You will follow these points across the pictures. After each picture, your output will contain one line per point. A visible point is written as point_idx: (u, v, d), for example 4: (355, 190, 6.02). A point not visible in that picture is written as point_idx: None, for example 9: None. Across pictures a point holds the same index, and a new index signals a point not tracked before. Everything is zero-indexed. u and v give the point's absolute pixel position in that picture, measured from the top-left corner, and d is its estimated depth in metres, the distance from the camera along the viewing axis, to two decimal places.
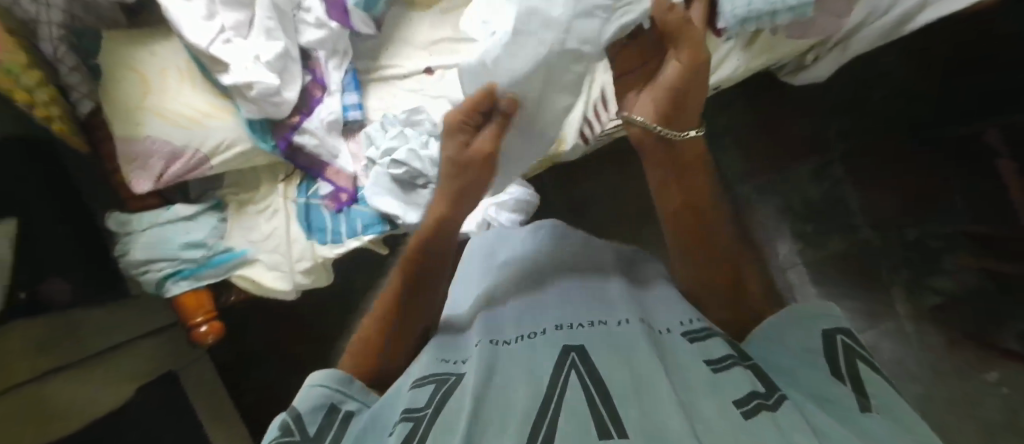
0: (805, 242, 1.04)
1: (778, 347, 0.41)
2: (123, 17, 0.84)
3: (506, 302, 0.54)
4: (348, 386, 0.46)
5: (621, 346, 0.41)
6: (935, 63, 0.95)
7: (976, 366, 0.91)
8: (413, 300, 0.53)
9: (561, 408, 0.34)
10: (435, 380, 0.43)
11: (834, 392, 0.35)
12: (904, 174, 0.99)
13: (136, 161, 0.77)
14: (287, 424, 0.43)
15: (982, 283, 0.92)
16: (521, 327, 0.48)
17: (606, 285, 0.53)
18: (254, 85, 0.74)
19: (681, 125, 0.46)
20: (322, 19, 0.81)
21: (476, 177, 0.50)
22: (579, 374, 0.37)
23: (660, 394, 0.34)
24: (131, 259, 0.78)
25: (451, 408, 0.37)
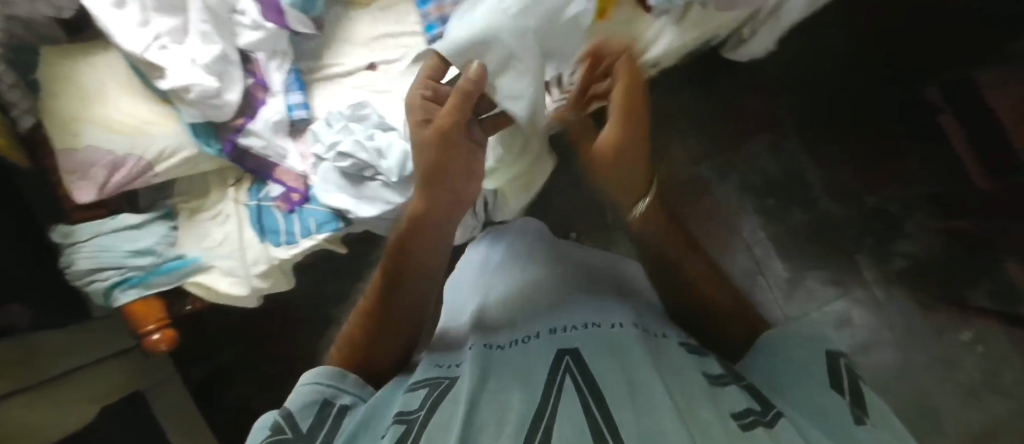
0: (768, 216, 0.98)
1: (767, 366, 0.38)
2: (63, 33, 0.79)
3: (502, 306, 0.50)
4: (342, 380, 0.40)
5: (620, 346, 0.37)
6: (871, 32, 0.94)
7: (953, 324, 0.90)
8: (394, 302, 0.44)
9: (555, 414, 0.30)
10: (427, 384, 0.38)
11: (828, 407, 0.32)
12: (866, 143, 0.95)
13: (76, 171, 0.69)
14: (278, 424, 0.37)
15: (948, 245, 0.89)
16: (514, 333, 0.44)
17: (603, 290, 0.49)
18: (192, 88, 0.68)
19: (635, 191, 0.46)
20: (259, 20, 0.74)
21: (447, 159, 0.44)
22: (574, 379, 0.33)
23: (654, 394, 0.30)
24: (76, 270, 0.70)
25: (441, 418, 0.32)
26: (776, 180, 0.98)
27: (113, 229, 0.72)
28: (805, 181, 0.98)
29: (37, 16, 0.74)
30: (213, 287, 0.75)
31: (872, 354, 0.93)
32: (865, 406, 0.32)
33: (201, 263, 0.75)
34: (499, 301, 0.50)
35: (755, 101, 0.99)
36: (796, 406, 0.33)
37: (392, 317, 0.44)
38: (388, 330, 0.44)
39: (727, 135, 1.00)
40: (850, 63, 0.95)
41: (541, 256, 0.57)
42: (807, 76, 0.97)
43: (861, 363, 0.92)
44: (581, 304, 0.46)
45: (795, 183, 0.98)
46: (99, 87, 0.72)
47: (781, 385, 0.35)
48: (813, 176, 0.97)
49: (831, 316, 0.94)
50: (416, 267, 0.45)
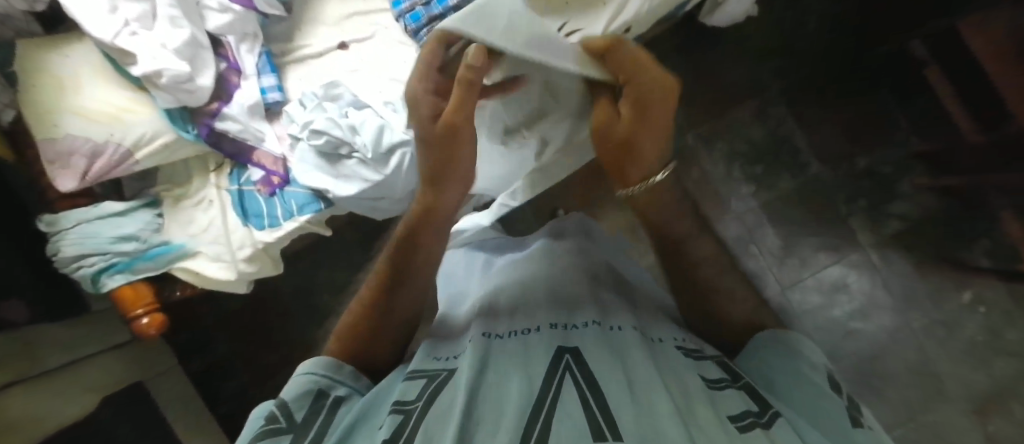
0: (759, 184, 0.97)
1: (766, 364, 0.37)
2: (42, 29, 0.78)
3: (500, 290, 0.47)
4: (338, 371, 0.39)
5: (618, 346, 0.35)
6: None
7: (952, 287, 0.91)
8: (395, 297, 0.44)
9: (554, 408, 0.28)
10: (424, 375, 0.37)
11: (828, 406, 0.32)
12: (856, 104, 0.95)
13: (56, 161, 0.69)
14: (272, 414, 0.36)
15: (942, 203, 0.91)
16: (515, 321, 0.40)
17: (600, 281, 0.46)
18: (164, 73, 0.66)
19: (638, 171, 0.41)
20: (226, 3, 0.73)
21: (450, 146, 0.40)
22: (575, 377, 0.31)
23: (655, 395, 0.29)
24: (62, 257, 0.70)
25: (440, 407, 0.31)
26: (764, 148, 0.98)
27: (97, 216, 0.72)
28: (793, 145, 0.97)
29: (11, 10, 0.72)
30: (202, 273, 0.75)
31: (872, 320, 0.93)
32: (858, 418, 0.32)
33: (185, 249, 0.74)
34: (494, 289, 0.48)
35: (737, 68, 0.99)
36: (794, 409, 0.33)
37: (392, 310, 0.44)
38: (387, 320, 0.43)
39: (712, 103, 1.00)
40: (835, 25, 0.96)
41: (542, 244, 0.54)
42: (789, 40, 0.97)
43: (860, 329, 0.93)
44: (586, 296, 0.43)
45: (781, 146, 0.97)
46: (75, 76, 0.71)
47: (778, 387, 0.35)
48: (800, 139, 0.97)
49: (826, 281, 0.95)
50: (420, 261, 0.45)
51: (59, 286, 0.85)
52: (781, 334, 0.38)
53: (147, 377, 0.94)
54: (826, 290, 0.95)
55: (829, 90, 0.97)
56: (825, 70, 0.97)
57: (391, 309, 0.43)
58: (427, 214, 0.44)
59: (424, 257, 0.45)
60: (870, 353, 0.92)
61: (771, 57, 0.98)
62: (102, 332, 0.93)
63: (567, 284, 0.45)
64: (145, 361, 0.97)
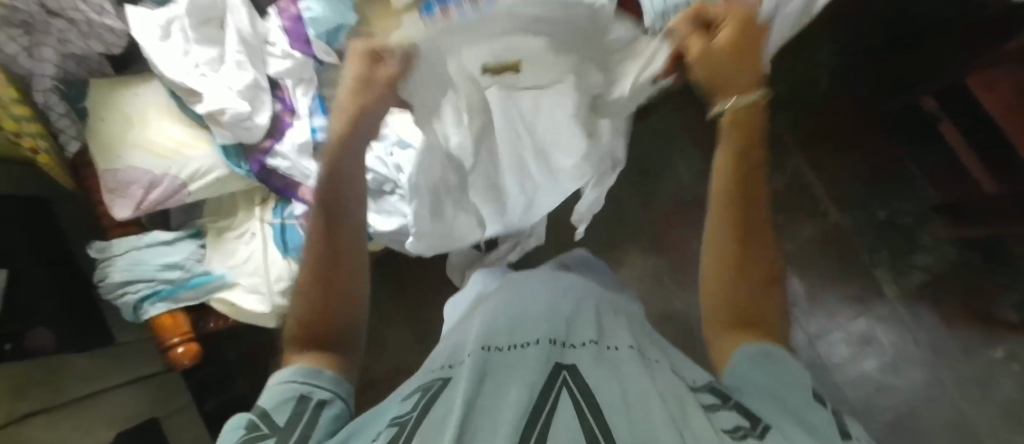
0: (781, 232, 1.07)
1: (758, 372, 0.38)
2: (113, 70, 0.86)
3: (491, 307, 0.48)
4: (317, 377, 0.40)
5: (614, 362, 0.36)
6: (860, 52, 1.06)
7: (983, 343, 0.97)
8: (339, 287, 0.46)
9: (550, 421, 0.29)
10: (420, 389, 0.36)
11: (815, 424, 0.33)
12: (860, 154, 1.06)
13: (115, 189, 0.73)
14: (253, 423, 0.35)
15: (964, 256, 0.99)
16: (515, 334, 0.40)
17: (603, 305, 0.47)
18: (226, 111, 0.73)
19: (745, 88, 0.45)
20: (288, 50, 0.79)
21: (370, 103, 0.44)
22: (572, 392, 0.32)
23: (650, 405, 0.30)
24: (109, 282, 0.74)
25: (434, 420, 0.31)
26: (785, 196, 1.08)
27: (147, 244, 0.77)
28: (812, 193, 1.07)
29: (90, 52, 0.79)
30: (237, 304, 0.78)
31: (904, 374, 0.99)
32: (847, 431, 0.33)
33: (226, 280, 0.77)
34: (498, 302, 0.48)
35: None
36: (778, 410, 0.34)
37: (333, 304, 0.46)
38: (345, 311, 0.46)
39: None
40: (841, 78, 1.07)
41: (549, 268, 0.57)
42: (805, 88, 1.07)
43: (893, 383, 0.99)
44: (587, 314, 0.44)
45: (802, 193, 1.07)
46: (142, 113, 0.78)
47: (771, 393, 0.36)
48: (820, 190, 1.07)
49: (854, 335, 1.02)
50: (347, 238, 0.47)
51: (85, 310, 0.85)
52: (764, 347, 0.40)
53: (167, 413, 0.94)
54: (856, 344, 1.01)
55: (835, 140, 1.08)
56: (833, 118, 1.08)
57: (330, 301, 0.45)
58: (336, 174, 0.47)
59: (350, 240, 0.47)
60: (906, 409, 0.97)
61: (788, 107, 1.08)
62: (134, 364, 0.94)
63: (570, 304, 0.45)
64: (166, 394, 0.98)
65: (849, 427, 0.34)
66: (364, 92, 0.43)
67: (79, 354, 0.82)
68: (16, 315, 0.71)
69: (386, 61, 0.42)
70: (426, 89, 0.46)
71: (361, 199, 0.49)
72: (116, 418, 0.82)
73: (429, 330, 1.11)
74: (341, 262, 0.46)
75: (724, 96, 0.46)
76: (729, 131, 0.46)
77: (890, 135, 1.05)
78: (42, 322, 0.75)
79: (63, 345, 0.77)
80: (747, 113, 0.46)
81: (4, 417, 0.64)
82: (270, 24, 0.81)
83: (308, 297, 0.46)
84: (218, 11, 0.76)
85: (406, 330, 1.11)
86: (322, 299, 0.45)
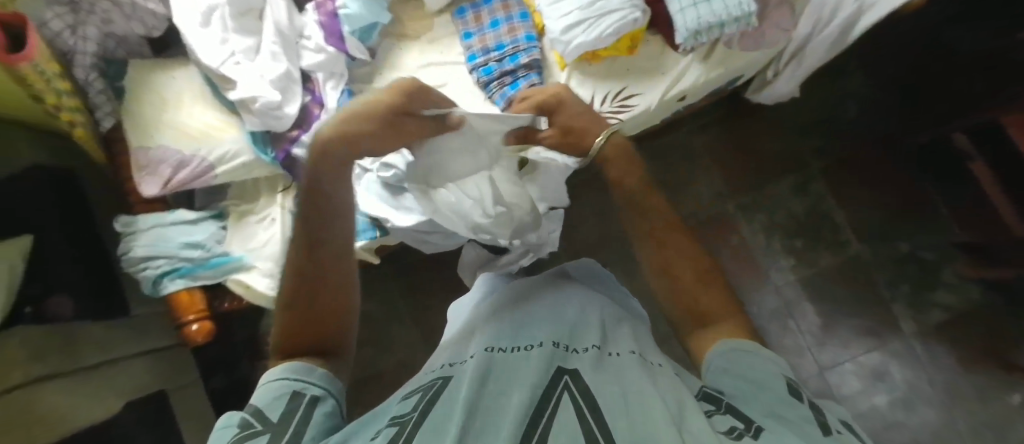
0: (797, 257, 1.05)
1: (739, 372, 0.36)
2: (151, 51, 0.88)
3: (489, 320, 0.48)
4: (309, 373, 0.38)
5: (614, 366, 0.36)
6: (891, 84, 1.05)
7: (999, 389, 0.96)
8: (323, 303, 0.43)
9: (550, 424, 0.29)
10: (421, 389, 0.37)
11: (787, 417, 0.32)
12: (885, 184, 1.05)
13: (146, 167, 0.76)
14: (246, 420, 0.34)
15: (987, 295, 0.99)
16: (518, 338, 0.41)
17: (613, 316, 0.47)
18: (258, 99, 0.75)
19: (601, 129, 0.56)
20: (322, 45, 0.82)
21: (386, 143, 0.47)
22: (573, 396, 0.32)
23: (650, 406, 0.30)
24: (132, 256, 0.76)
25: (435, 421, 0.31)
26: (806, 222, 1.06)
27: (171, 222, 0.79)
28: (832, 221, 1.06)
29: (130, 33, 0.81)
30: (253, 286, 0.79)
31: (914, 413, 0.97)
32: (826, 423, 0.31)
33: (243, 262, 0.79)
34: (500, 311, 0.49)
35: (778, 140, 1.09)
36: (762, 411, 0.33)
37: (324, 319, 0.43)
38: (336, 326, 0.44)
39: (752, 176, 1.09)
40: (869, 108, 1.06)
41: (554, 276, 0.56)
42: (829, 115, 1.07)
43: (903, 421, 0.97)
44: (592, 321, 0.44)
45: (822, 220, 1.06)
46: (177, 96, 0.80)
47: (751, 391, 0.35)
48: (841, 217, 1.06)
49: (866, 367, 1.00)
50: (334, 266, 0.44)
51: (105, 284, 0.87)
52: (735, 342, 0.39)
53: (176, 389, 0.95)
54: (868, 377, 0.99)
55: (860, 170, 1.06)
56: (858, 146, 1.07)
57: (324, 324, 0.43)
58: (325, 195, 0.44)
59: (338, 256, 0.44)
60: None
61: (811, 134, 1.08)
62: (149, 337, 0.96)
63: (575, 314, 0.45)
64: (176, 370, 1.00)
65: (827, 417, 0.32)
66: (385, 133, 0.46)
67: (94, 324, 0.82)
68: (36, 281, 0.75)
69: (414, 116, 0.48)
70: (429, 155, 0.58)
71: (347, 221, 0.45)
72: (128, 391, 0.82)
73: (436, 330, 1.11)
74: (328, 276, 0.43)
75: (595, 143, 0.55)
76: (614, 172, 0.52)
77: (915, 170, 1.04)
78: (62, 289, 0.77)
79: (82, 316, 0.79)
80: (617, 147, 0.54)
81: (17, 380, 0.64)
82: (307, 18, 0.84)
83: (294, 311, 0.42)
84: (258, 3, 0.79)
85: (413, 328, 1.12)
86: (311, 314, 0.42)
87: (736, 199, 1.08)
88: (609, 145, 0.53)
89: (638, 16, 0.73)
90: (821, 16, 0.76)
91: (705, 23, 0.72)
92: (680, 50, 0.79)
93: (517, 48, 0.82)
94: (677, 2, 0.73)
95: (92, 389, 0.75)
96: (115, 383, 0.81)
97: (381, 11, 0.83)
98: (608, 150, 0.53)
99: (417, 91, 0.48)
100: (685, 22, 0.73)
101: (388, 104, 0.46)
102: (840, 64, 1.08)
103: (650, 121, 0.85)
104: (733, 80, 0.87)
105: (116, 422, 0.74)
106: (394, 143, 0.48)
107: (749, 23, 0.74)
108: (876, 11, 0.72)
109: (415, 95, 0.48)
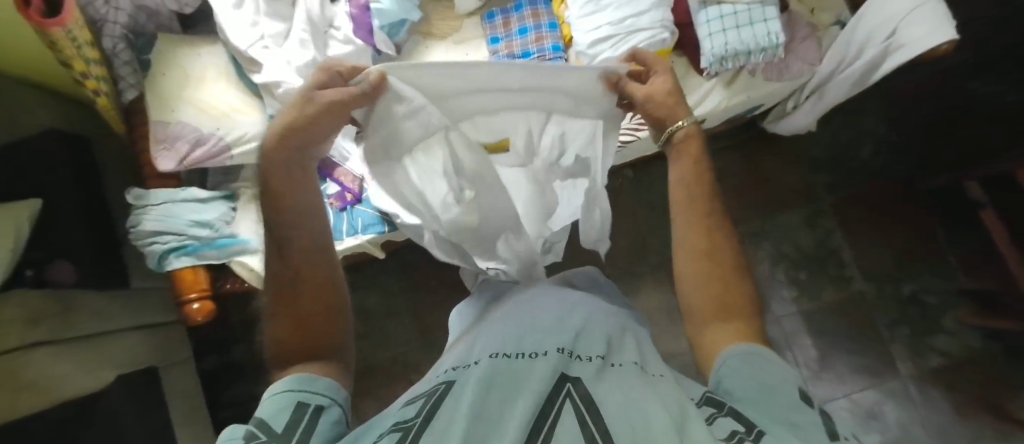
0: (800, 290, 1.05)
1: (748, 377, 0.36)
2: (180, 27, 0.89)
3: (490, 326, 0.48)
4: (314, 384, 0.39)
5: (619, 376, 0.36)
6: (909, 126, 1.06)
7: (992, 439, 0.95)
8: (306, 307, 0.43)
9: (553, 430, 0.29)
10: (425, 394, 0.37)
11: (797, 420, 0.32)
12: (894, 226, 1.05)
13: (162, 141, 0.76)
14: (250, 433, 0.34)
15: (987, 344, 0.99)
16: (522, 346, 0.41)
17: (613, 326, 0.47)
18: (281, 84, 0.76)
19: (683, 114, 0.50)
20: (350, 36, 0.83)
21: (314, 122, 0.44)
22: (576, 404, 0.32)
23: (652, 417, 0.30)
24: (140, 230, 0.76)
25: (438, 426, 0.31)
26: (812, 255, 1.06)
27: (182, 199, 0.79)
28: (838, 258, 1.06)
29: (163, 8, 0.82)
30: (257, 270, 0.79)
31: None
32: (835, 430, 0.32)
33: (249, 245, 0.80)
34: (502, 316, 0.49)
35: (791, 172, 1.09)
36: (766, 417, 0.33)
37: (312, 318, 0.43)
38: (324, 325, 0.44)
39: (762, 205, 1.09)
40: (885, 149, 1.07)
41: (558, 284, 0.56)
42: (844, 152, 1.08)
43: None
44: (595, 330, 0.44)
45: (827, 256, 1.06)
46: (201, 74, 0.81)
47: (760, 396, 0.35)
48: (847, 253, 1.06)
49: (860, 405, 0.99)
50: (308, 270, 0.44)
51: (108, 254, 0.86)
52: (748, 350, 0.39)
53: (168, 363, 0.95)
54: (861, 416, 0.99)
55: (870, 209, 1.07)
56: (870, 185, 1.07)
57: (312, 326, 0.43)
58: (280, 193, 0.44)
59: (311, 254, 0.45)
60: None
61: (825, 169, 1.08)
62: (147, 309, 0.96)
63: (577, 321, 0.45)
64: (170, 346, 1.00)
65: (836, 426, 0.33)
66: (306, 115, 0.44)
67: (97, 293, 0.82)
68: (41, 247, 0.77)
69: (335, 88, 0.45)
70: (384, 124, 0.50)
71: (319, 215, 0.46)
72: (121, 363, 0.82)
73: (433, 330, 1.12)
74: (307, 274, 0.44)
75: (672, 123, 0.50)
76: (683, 169, 0.49)
77: (926, 213, 1.05)
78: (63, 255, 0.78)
79: (85, 281, 0.79)
80: (688, 137, 0.50)
81: (13, 343, 0.64)
82: (338, 9, 0.85)
83: (281, 315, 0.43)
84: None
85: (411, 325, 1.12)
86: (295, 321, 0.43)
87: (744, 226, 1.09)
88: (690, 130, 0.49)
89: (666, 37, 0.74)
90: (845, 54, 0.77)
91: (732, 51, 0.73)
92: (704, 74, 0.80)
93: (542, 56, 0.83)
94: (706, 27, 0.74)
95: (88, 359, 0.75)
96: (109, 353, 0.81)
97: (411, 9, 0.84)
98: (678, 137, 0.50)
99: (325, 72, 0.45)
100: (712, 46, 0.73)
101: (306, 89, 0.45)
102: (859, 102, 1.08)
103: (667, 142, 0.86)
104: (753, 108, 0.88)
105: (109, 391, 0.74)
106: (328, 125, 0.45)
107: (776, 53, 0.74)
108: (906, 51, 0.70)
109: (339, 73, 0.46)
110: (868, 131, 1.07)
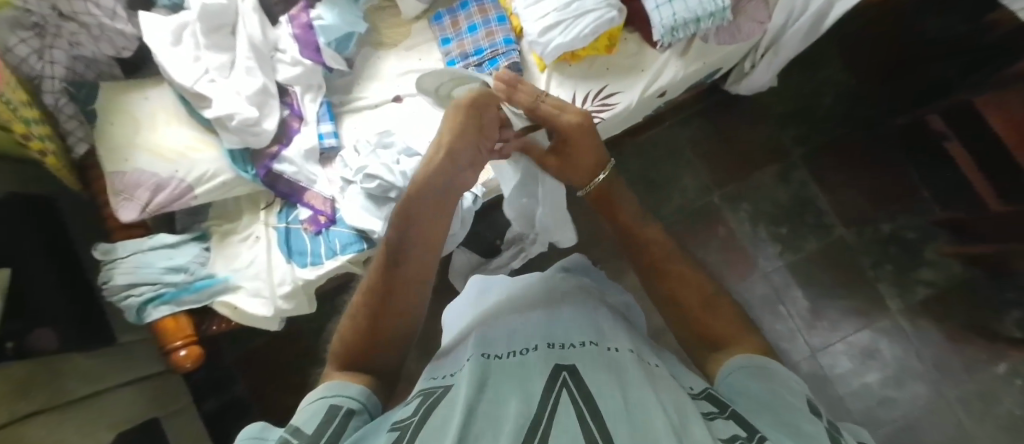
0: (783, 244, 1.07)
1: (756, 387, 0.37)
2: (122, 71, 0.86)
3: (486, 322, 0.48)
4: (345, 389, 0.40)
5: (613, 365, 0.36)
6: (864, 68, 1.08)
7: (985, 360, 0.98)
8: (385, 309, 0.46)
9: (552, 426, 0.29)
10: (421, 396, 0.37)
11: (805, 430, 0.32)
12: (865, 168, 1.07)
13: (122, 192, 0.74)
14: (284, 438, 0.34)
15: (969, 270, 1.01)
16: (514, 342, 0.41)
17: (600, 313, 0.47)
18: (234, 116, 0.74)
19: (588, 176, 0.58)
20: (298, 57, 0.82)
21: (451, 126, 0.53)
22: (573, 399, 0.32)
23: (650, 411, 0.30)
24: (112, 285, 0.73)
25: (435, 424, 0.31)
26: (791, 208, 1.08)
27: (152, 247, 0.77)
28: (817, 207, 1.07)
29: (100, 54, 0.79)
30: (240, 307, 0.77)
31: (906, 388, 0.99)
32: (838, 438, 0.31)
33: (229, 282, 0.77)
34: (494, 313, 0.49)
35: (760, 130, 1.10)
36: (767, 421, 0.33)
37: (383, 332, 0.45)
38: (394, 333, 0.46)
39: (736, 166, 1.10)
40: (847, 95, 1.09)
41: (553, 272, 0.56)
42: (808, 102, 1.09)
43: (895, 397, 0.99)
44: (586, 319, 0.44)
45: (806, 206, 1.07)
46: (151, 116, 0.78)
47: (766, 403, 0.35)
48: (825, 202, 1.07)
49: (856, 347, 1.02)
50: (407, 276, 0.48)
51: (89, 311, 0.84)
52: (755, 361, 0.39)
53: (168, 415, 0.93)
54: (859, 357, 1.01)
55: (839, 155, 1.08)
56: (838, 132, 1.09)
57: (382, 328, 0.45)
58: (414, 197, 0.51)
59: (409, 281, 0.48)
60: (906, 423, 0.97)
61: (792, 122, 1.10)
62: (137, 363, 0.94)
63: (568, 315, 0.45)
64: (168, 395, 0.97)
65: (843, 436, 0.32)
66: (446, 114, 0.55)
67: (78, 356, 0.79)
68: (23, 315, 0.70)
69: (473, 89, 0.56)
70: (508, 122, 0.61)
71: (433, 231, 0.51)
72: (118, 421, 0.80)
73: (429, 340, 1.11)
74: (398, 290, 0.47)
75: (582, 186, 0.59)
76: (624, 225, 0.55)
77: (893, 151, 1.07)
78: (42, 323, 0.72)
79: (66, 346, 0.75)
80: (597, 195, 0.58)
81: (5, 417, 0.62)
82: (281, 32, 0.84)
83: (363, 316, 0.46)
84: (229, 19, 0.78)
85: None
86: (366, 324, 0.45)
87: (721, 189, 1.10)
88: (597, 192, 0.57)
89: (614, 15, 0.73)
90: (792, 11, 0.79)
91: (682, 20, 0.73)
92: (658, 47, 0.80)
93: (495, 52, 0.82)
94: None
95: (83, 423, 0.73)
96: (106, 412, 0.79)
97: (356, 21, 0.83)
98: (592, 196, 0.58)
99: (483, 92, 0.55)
100: (662, 18, 0.73)
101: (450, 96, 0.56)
102: (814, 52, 1.10)
103: (633, 118, 0.86)
104: (710, 74, 0.88)
105: None
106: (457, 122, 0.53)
107: (724, 18, 0.75)
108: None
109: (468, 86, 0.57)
110: (827, 79, 1.09)
